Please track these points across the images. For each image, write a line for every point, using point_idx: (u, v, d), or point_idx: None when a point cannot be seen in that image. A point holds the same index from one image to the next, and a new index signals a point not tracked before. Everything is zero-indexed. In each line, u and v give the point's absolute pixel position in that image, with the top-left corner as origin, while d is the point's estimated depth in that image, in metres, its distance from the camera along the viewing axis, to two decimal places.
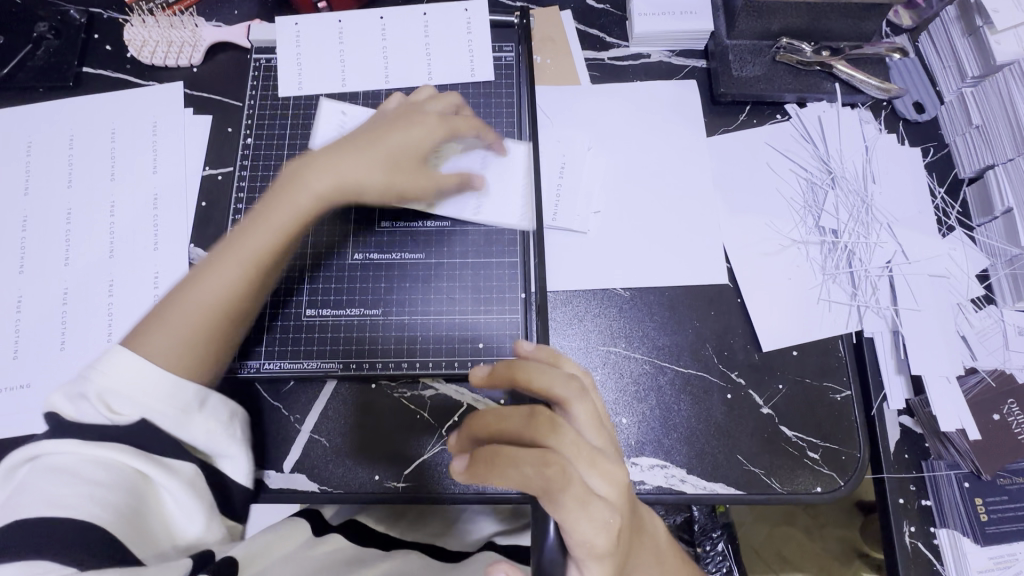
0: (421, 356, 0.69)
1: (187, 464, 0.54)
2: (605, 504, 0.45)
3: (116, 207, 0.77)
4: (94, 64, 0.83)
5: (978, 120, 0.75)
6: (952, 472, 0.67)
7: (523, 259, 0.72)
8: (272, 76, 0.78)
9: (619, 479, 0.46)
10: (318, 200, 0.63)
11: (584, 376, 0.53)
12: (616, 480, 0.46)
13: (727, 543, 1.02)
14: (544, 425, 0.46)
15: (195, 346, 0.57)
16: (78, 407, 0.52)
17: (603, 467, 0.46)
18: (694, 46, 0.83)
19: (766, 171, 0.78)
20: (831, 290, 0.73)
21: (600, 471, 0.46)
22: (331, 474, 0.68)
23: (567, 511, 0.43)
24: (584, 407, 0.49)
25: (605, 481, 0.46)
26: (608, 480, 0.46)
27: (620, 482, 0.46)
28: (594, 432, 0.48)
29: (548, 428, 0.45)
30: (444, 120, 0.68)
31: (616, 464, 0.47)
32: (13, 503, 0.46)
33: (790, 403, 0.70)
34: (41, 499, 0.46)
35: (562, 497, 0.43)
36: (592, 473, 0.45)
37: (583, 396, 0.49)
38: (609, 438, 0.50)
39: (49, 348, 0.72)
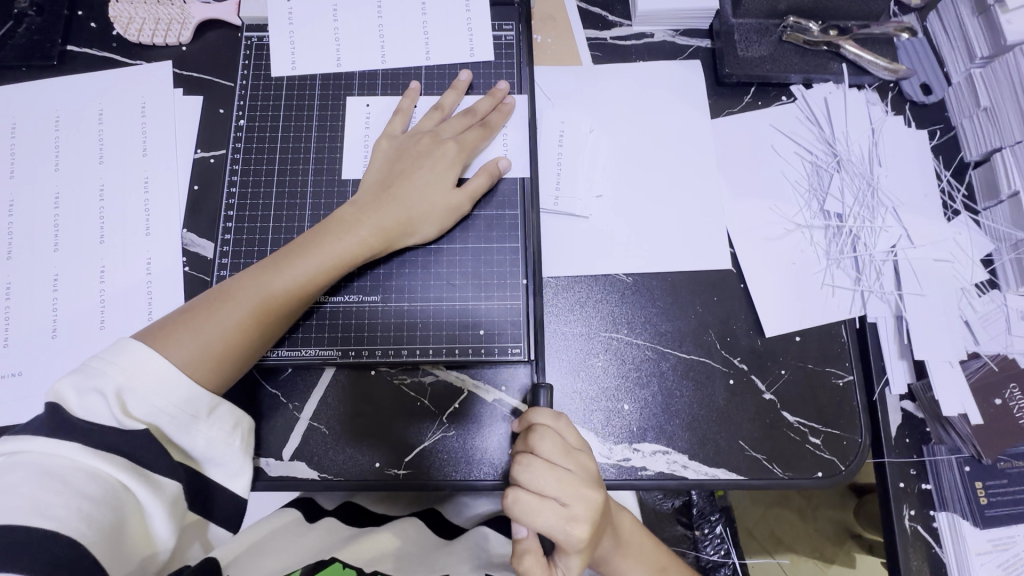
0: (422, 343, 0.68)
1: (172, 482, 0.55)
2: (565, 518, 0.51)
3: (106, 190, 0.75)
4: (79, 42, 0.80)
5: (986, 102, 0.74)
6: (952, 457, 0.67)
7: (524, 244, 0.71)
8: (264, 55, 0.76)
9: (590, 497, 0.52)
10: (364, 246, 0.65)
11: (560, 414, 0.54)
12: (585, 499, 0.52)
13: (724, 526, 1.03)
14: (514, 458, 0.54)
15: (222, 362, 0.60)
16: (88, 401, 0.53)
17: (572, 489, 0.52)
18: (699, 25, 0.81)
19: (770, 154, 0.76)
20: (835, 274, 0.72)
21: (567, 491, 0.52)
22: (332, 461, 0.68)
23: (534, 523, 0.52)
24: (552, 440, 0.53)
25: (575, 500, 0.52)
26: (578, 499, 0.52)
27: (588, 500, 0.52)
28: (565, 460, 0.53)
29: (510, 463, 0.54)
30: (466, 145, 0.69)
31: (585, 485, 0.52)
32: (2, 500, 0.47)
33: (792, 389, 0.69)
34: (30, 507, 0.47)
35: (529, 514, 0.52)
36: (560, 494, 0.52)
37: (553, 430, 0.53)
38: (585, 461, 0.54)
39: (40, 334, 0.71)
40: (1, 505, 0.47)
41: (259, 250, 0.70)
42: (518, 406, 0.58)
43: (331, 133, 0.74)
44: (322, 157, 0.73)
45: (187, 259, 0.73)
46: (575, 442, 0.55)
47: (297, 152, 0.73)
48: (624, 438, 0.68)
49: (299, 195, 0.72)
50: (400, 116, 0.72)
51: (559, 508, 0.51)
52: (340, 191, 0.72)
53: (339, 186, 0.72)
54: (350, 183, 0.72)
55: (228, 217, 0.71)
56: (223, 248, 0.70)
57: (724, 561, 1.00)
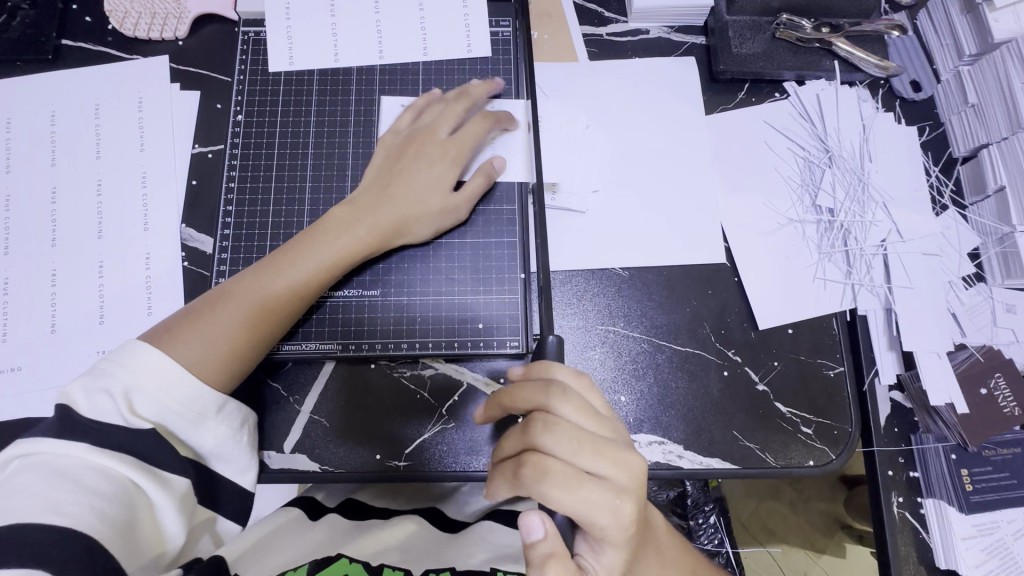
0: (421, 336, 0.69)
1: (181, 479, 0.56)
2: (608, 488, 0.50)
3: (103, 185, 0.75)
4: (74, 36, 0.80)
5: (974, 99, 0.76)
6: (939, 445, 0.69)
7: (522, 238, 0.71)
8: (261, 51, 0.76)
9: (626, 461, 0.51)
10: (364, 245, 0.66)
11: (580, 374, 0.56)
12: (622, 464, 0.51)
13: (718, 515, 1.05)
14: (543, 426, 0.51)
15: (227, 361, 0.60)
16: (96, 401, 0.53)
17: (606, 453, 0.51)
18: (694, 21, 0.81)
19: (763, 150, 0.77)
20: (827, 268, 0.74)
21: (604, 459, 0.50)
22: (332, 453, 0.68)
23: (573, 496, 0.49)
24: (576, 403, 0.53)
25: (610, 465, 0.50)
26: (613, 462, 0.51)
27: (626, 466, 0.51)
28: (595, 425, 0.53)
29: (541, 433, 0.51)
30: (465, 144, 0.69)
31: (620, 449, 0.51)
32: (9, 500, 0.47)
33: (785, 381, 0.71)
34: (41, 503, 0.48)
35: (566, 486, 0.49)
36: (594, 459, 0.50)
37: (575, 395, 0.53)
38: (613, 427, 0.54)
39: (40, 330, 0.71)
40: (9, 505, 0.47)
41: (258, 245, 0.71)
42: (530, 371, 0.57)
43: (329, 128, 0.74)
44: (321, 152, 0.73)
45: (186, 254, 0.74)
46: (600, 410, 0.55)
47: (296, 148, 0.73)
48: None
49: (298, 190, 0.72)
50: (408, 111, 0.72)
51: (594, 476, 0.50)
52: (338, 186, 0.72)
53: (338, 181, 0.72)
54: (348, 179, 0.72)
55: (227, 212, 0.71)
56: (222, 243, 0.71)
57: (719, 550, 1.03)
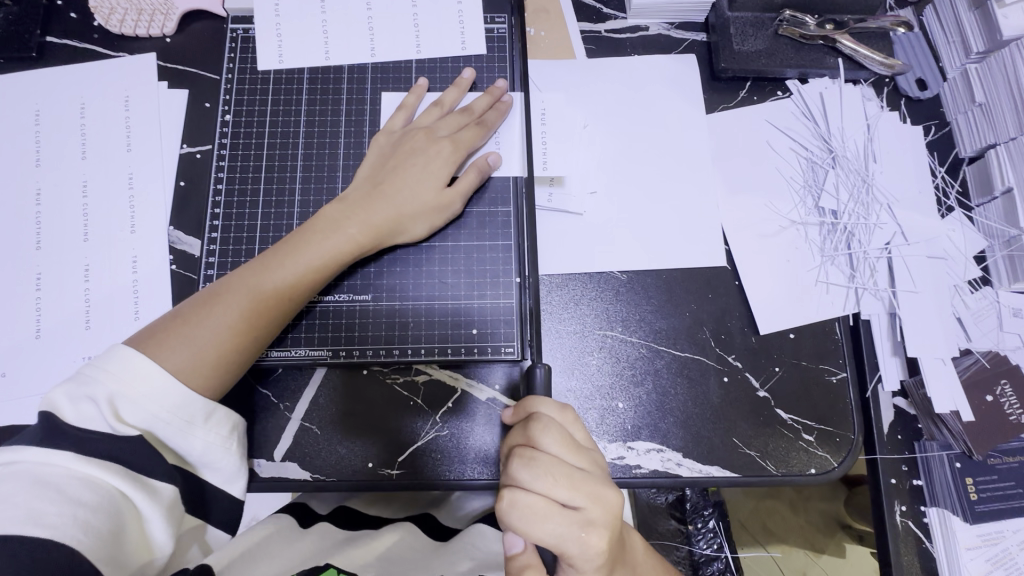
0: (414, 342, 0.67)
1: (168, 487, 0.54)
2: (579, 521, 0.49)
3: (89, 187, 0.73)
4: (59, 33, 0.78)
5: (981, 98, 0.74)
6: (944, 453, 0.67)
7: (518, 241, 0.70)
8: (250, 48, 0.74)
9: (603, 496, 0.50)
10: (354, 245, 0.64)
11: (564, 408, 0.54)
12: (599, 499, 0.50)
13: (718, 520, 1.03)
14: (520, 457, 0.50)
15: (215, 366, 0.59)
16: (81, 408, 0.52)
17: (584, 488, 0.49)
18: (695, 17, 0.79)
19: (765, 150, 0.76)
20: (830, 272, 0.72)
21: (580, 491, 0.49)
22: (323, 461, 0.67)
23: (545, 528, 0.48)
24: (559, 436, 0.51)
25: (587, 500, 0.49)
26: (590, 497, 0.49)
27: (603, 501, 0.50)
28: (574, 457, 0.51)
29: (517, 463, 0.50)
30: (461, 143, 0.67)
31: (599, 485, 0.50)
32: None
33: (786, 387, 0.69)
34: (22, 516, 0.46)
35: (538, 516, 0.48)
36: (572, 495, 0.49)
37: (558, 427, 0.51)
38: (593, 458, 0.52)
39: (24, 335, 0.69)
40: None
41: (247, 248, 0.69)
42: (520, 404, 0.55)
43: (320, 128, 0.72)
44: (311, 153, 0.71)
45: (174, 257, 0.72)
46: (581, 441, 0.53)
47: (286, 149, 0.72)
48: (618, 437, 0.68)
49: (287, 192, 0.70)
50: (403, 112, 0.70)
51: (570, 512, 0.49)
52: (329, 187, 0.71)
53: (328, 183, 0.71)
54: (340, 180, 0.71)
55: (215, 215, 0.70)
56: (210, 246, 0.69)
57: (717, 555, 0.99)
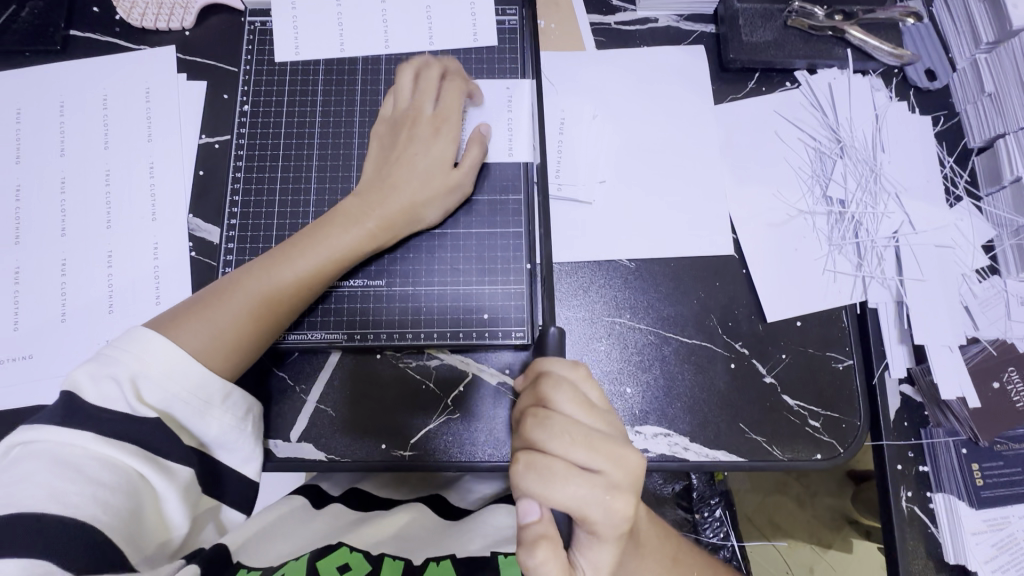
0: (427, 327, 0.69)
1: (184, 469, 0.56)
2: (601, 483, 0.49)
3: (111, 176, 0.75)
4: (82, 27, 0.80)
5: (990, 87, 0.74)
6: (950, 439, 0.68)
7: (528, 229, 0.71)
8: (267, 40, 0.76)
9: (623, 459, 0.50)
10: (370, 235, 0.65)
11: (578, 365, 0.54)
12: (617, 460, 0.50)
13: (724, 509, 1.04)
14: (537, 419, 0.51)
15: (233, 348, 0.61)
16: (103, 388, 0.54)
17: (602, 450, 0.50)
18: (704, 9, 0.80)
19: (774, 140, 0.76)
20: (837, 260, 0.73)
21: (599, 454, 0.50)
22: (339, 443, 0.69)
23: (564, 489, 0.49)
24: (572, 396, 0.52)
25: (608, 463, 0.50)
26: (610, 459, 0.50)
27: (622, 462, 0.50)
28: (590, 419, 0.52)
29: (535, 426, 0.51)
30: (456, 113, 0.69)
31: (616, 447, 0.51)
32: (16, 488, 0.48)
33: (793, 373, 0.70)
34: (50, 493, 0.48)
35: (557, 475, 0.49)
36: (590, 456, 0.50)
37: (571, 386, 0.52)
38: (609, 421, 0.53)
39: (50, 319, 0.72)
40: (17, 493, 0.48)
41: (264, 235, 0.71)
42: (528, 366, 0.56)
43: (335, 119, 0.74)
44: (326, 143, 0.73)
45: (193, 244, 0.74)
46: (597, 401, 0.53)
47: (302, 139, 0.73)
48: (626, 421, 0.69)
49: (304, 180, 0.72)
50: (393, 95, 0.71)
51: (591, 474, 0.49)
52: (344, 176, 0.72)
53: (343, 171, 0.72)
54: (354, 169, 0.72)
55: (233, 203, 0.72)
56: (229, 233, 0.71)
57: (724, 544, 1.02)
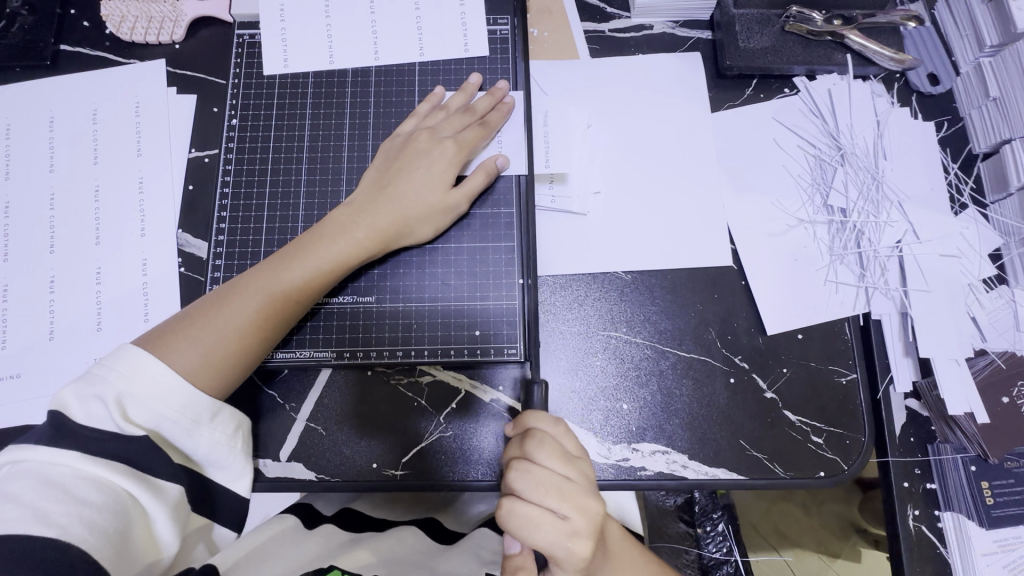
0: (417, 344, 0.67)
1: (174, 486, 0.55)
2: (564, 530, 0.49)
3: (101, 191, 0.75)
4: (72, 41, 0.79)
5: (995, 92, 0.72)
6: (958, 456, 0.66)
7: (520, 242, 0.69)
8: (256, 53, 0.75)
9: (589, 507, 0.49)
10: (360, 248, 0.64)
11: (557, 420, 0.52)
12: (584, 510, 0.49)
13: (728, 524, 1.01)
14: (505, 466, 0.50)
15: (221, 366, 0.59)
16: (90, 408, 0.53)
17: (573, 498, 0.49)
18: (700, 16, 0.79)
19: (772, 148, 0.75)
20: (839, 271, 0.71)
21: (565, 501, 0.49)
22: (329, 462, 0.67)
23: (530, 535, 0.49)
24: (549, 447, 0.50)
25: (573, 510, 0.49)
26: (577, 508, 0.49)
27: (587, 512, 0.49)
28: (561, 465, 0.50)
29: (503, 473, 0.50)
30: (464, 144, 0.67)
31: (583, 496, 0.49)
32: (1, 511, 0.47)
33: (794, 388, 0.68)
34: (33, 518, 0.47)
35: (521, 520, 0.49)
36: (560, 506, 0.49)
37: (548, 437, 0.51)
38: (582, 464, 0.52)
39: (38, 336, 0.71)
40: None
41: (253, 251, 0.70)
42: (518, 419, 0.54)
43: (324, 132, 0.73)
44: (316, 157, 0.72)
45: (182, 260, 0.73)
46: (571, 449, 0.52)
47: (290, 152, 0.72)
48: (623, 438, 0.67)
49: (292, 195, 0.71)
50: (413, 118, 0.70)
51: (558, 521, 0.49)
52: (334, 191, 0.71)
53: (332, 185, 0.71)
54: (343, 183, 0.71)
55: (221, 218, 0.71)
56: (217, 248, 0.70)
57: (727, 559, 0.98)
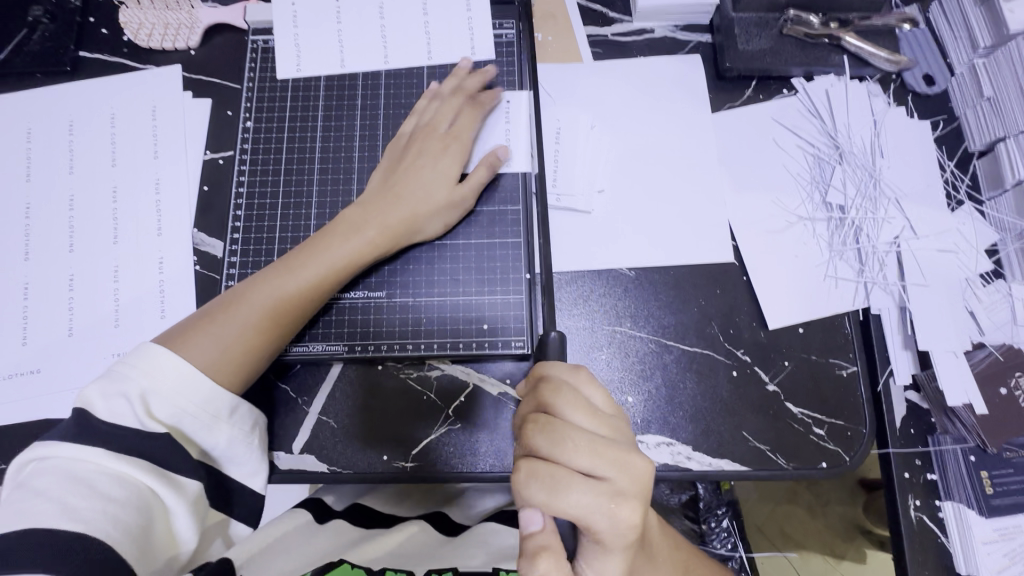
0: (428, 337, 0.69)
1: (193, 482, 0.56)
2: (605, 490, 0.49)
3: (119, 193, 0.77)
4: (91, 48, 0.82)
5: (989, 92, 0.74)
6: (958, 447, 0.67)
7: (527, 239, 0.71)
8: (269, 58, 0.77)
9: (630, 466, 0.49)
10: (372, 245, 0.66)
11: (580, 370, 0.55)
12: (625, 468, 0.49)
13: (731, 519, 1.04)
14: (538, 425, 0.51)
15: (237, 361, 0.61)
16: (113, 404, 0.55)
17: (609, 456, 0.49)
18: (700, 20, 0.81)
19: (772, 147, 0.76)
20: (838, 266, 0.72)
21: (602, 459, 0.49)
22: (341, 455, 0.69)
23: (569, 498, 0.48)
24: (577, 403, 0.52)
25: (613, 469, 0.49)
26: (616, 467, 0.49)
27: (630, 470, 0.49)
28: (594, 424, 0.51)
29: (538, 434, 0.51)
30: (465, 140, 0.70)
31: (624, 454, 0.50)
32: (28, 501, 0.49)
33: (796, 381, 0.70)
34: (58, 510, 0.48)
35: (560, 481, 0.49)
36: (594, 463, 0.49)
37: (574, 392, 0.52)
38: (615, 426, 0.53)
39: (58, 334, 0.73)
40: (25, 507, 0.48)
41: (267, 249, 0.72)
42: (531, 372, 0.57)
43: (335, 133, 0.75)
44: (327, 158, 0.74)
45: (198, 259, 0.75)
46: (602, 408, 0.53)
47: (303, 154, 0.74)
48: (628, 430, 0.69)
49: (305, 194, 0.73)
50: (414, 117, 0.73)
51: (597, 480, 0.49)
52: (345, 190, 0.73)
53: (343, 185, 0.73)
54: (354, 182, 0.73)
55: (236, 218, 0.73)
56: (232, 247, 0.72)
57: (732, 554, 1.01)
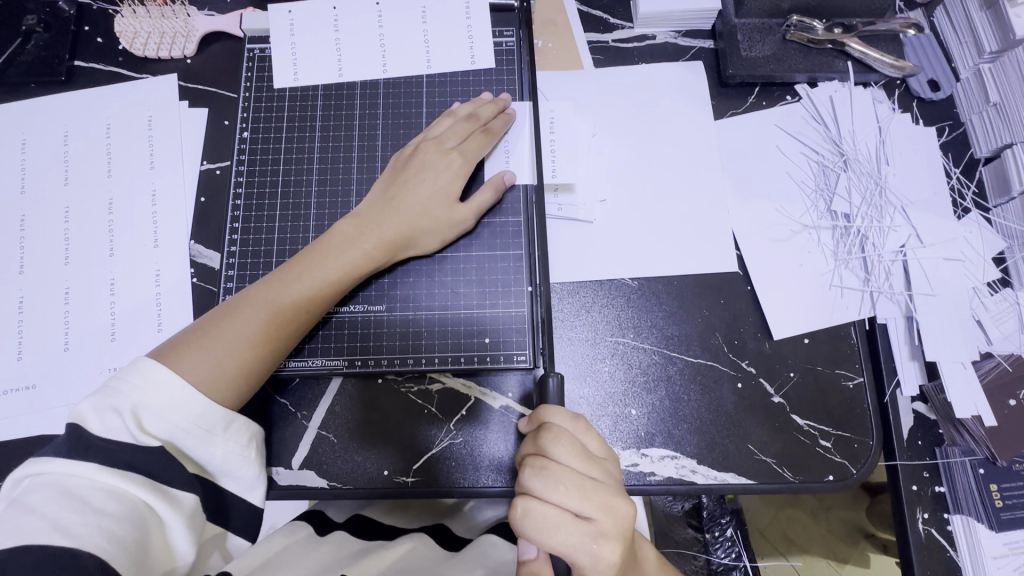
0: (428, 351, 0.68)
1: (189, 495, 0.55)
2: (589, 530, 0.49)
3: (115, 204, 0.76)
4: (86, 57, 0.81)
5: (996, 98, 0.73)
6: (966, 459, 0.66)
7: (529, 250, 0.70)
8: (266, 67, 0.76)
9: (615, 508, 0.50)
10: (369, 256, 0.65)
11: (577, 418, 0.53)
12: (611, 510, 0.49)
13: (736, 528, 1.02)
14: (529, 466, 0.50)
15: (233, 376, 0.60)
16: (107, 420, 0.54)
17: (597, 498, 0.49)
18: (702, 26, 0.80)
19: (775, 155, 0.76)
20: (844, 275, 0.71)
21: (591, 501, 0.49)
22: (341, 469, 0.68)
23: (555, 537, 0.48)
24: (571, 448, 0.51)
25: (599, 510, 0.49)
26: (602, 508, 0.49)
27: (615, 512, 0.49)
28: (586, 467, 0.51)
29: (529, 473, 0.50)
30: (469, 154, 0.69)
31: (610, 496, 0.50)
32: (20, 521, 0.47)
33: (801, 392, 0.69)
34: (50, 528, 0.47)
35: (547, 519, 0.49)
36: (583, 504, 0.49)
37: (571, 438, 0.51)
38: (605, 468, 0.52)
39: (53, 347, 0.72)
40: (16, 528, 0.47)
41: (264, 261, 0.71)
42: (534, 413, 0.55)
43: (333, 144, 0.74)
44: (325, 168, 0.73)
45: (194, 270, 0.74)
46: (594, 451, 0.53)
47: (301, 165, 0.74)
48: (631, 444, 0.68)
49: (303, 206, 0.72)
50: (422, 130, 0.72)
51: (582, 521, 0.49)
52: (344, 200, 0.72)
53: (342, 195, 0.72)
54: (353, 193, 0.72)
55: (233, 229, 0.72)
56: (229, 259, 0.71)
57: (735, 564, 1.00)
